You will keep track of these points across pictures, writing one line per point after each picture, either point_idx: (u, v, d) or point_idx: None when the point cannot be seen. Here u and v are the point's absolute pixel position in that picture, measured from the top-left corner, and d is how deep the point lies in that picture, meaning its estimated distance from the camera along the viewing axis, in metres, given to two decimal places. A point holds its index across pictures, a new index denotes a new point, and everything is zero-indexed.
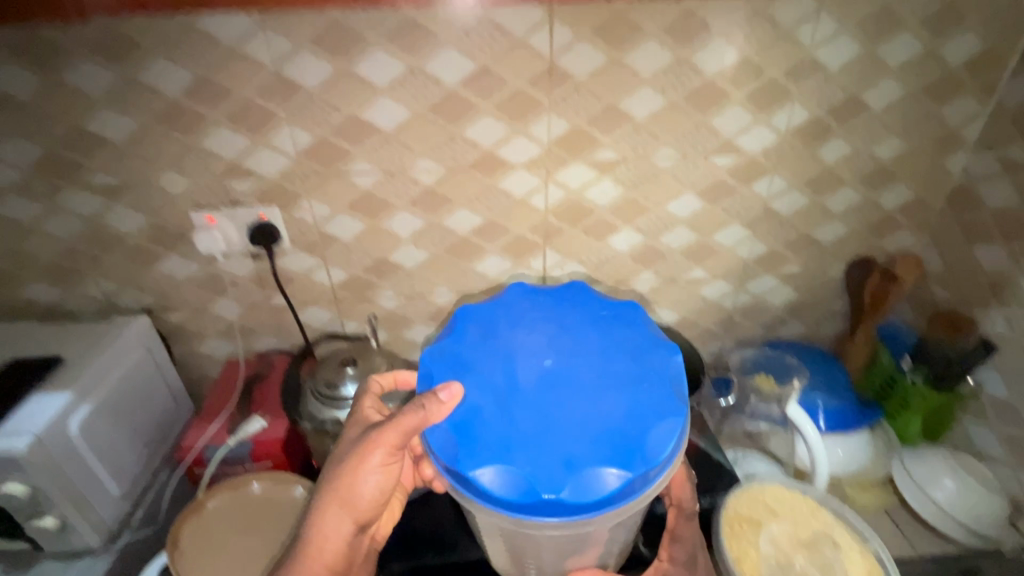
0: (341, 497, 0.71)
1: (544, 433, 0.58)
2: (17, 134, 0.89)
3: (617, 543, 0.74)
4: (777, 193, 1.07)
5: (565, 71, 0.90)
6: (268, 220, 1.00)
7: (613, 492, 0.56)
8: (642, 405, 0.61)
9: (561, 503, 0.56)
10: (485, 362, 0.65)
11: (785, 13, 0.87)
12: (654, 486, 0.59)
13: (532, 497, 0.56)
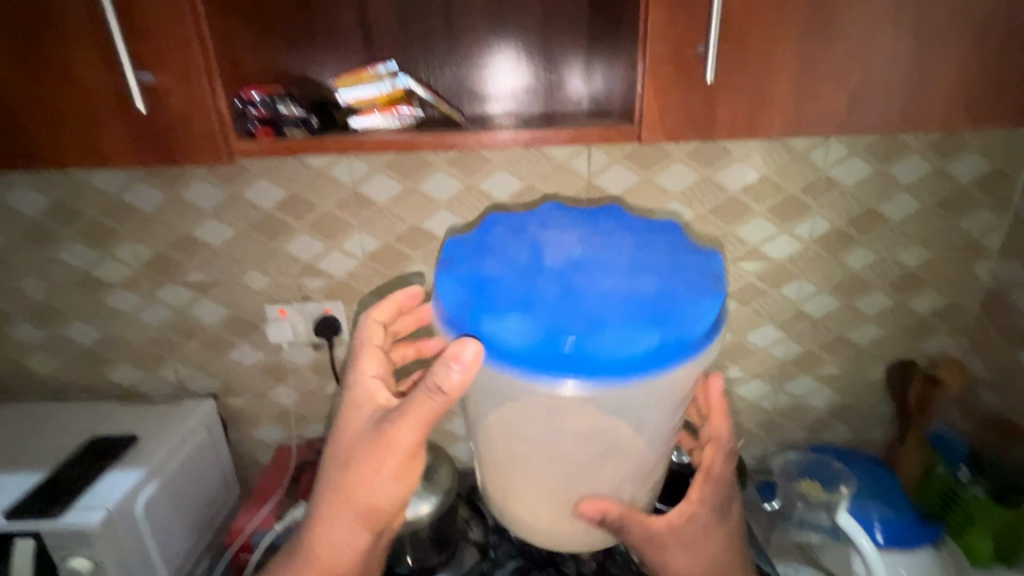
0: (349, 510, 0.66)
1: (574, 296, 0.56)
2: (135, 239, 1.06)
3: (638, 472, 0.65)
4: (807, 296, 1.12)
5: (602, 189, 1.02)
6: (332, 314, 1.11)
7: (645, 357, 0.54)
8: (676, 289, 0.58)
9: (590, 359, 0.53)
10: (513, 248, 0.63)
11: (798, 141, 0.98)
12: (683, 364, 0.56)
13: (555, 351, 0.53)
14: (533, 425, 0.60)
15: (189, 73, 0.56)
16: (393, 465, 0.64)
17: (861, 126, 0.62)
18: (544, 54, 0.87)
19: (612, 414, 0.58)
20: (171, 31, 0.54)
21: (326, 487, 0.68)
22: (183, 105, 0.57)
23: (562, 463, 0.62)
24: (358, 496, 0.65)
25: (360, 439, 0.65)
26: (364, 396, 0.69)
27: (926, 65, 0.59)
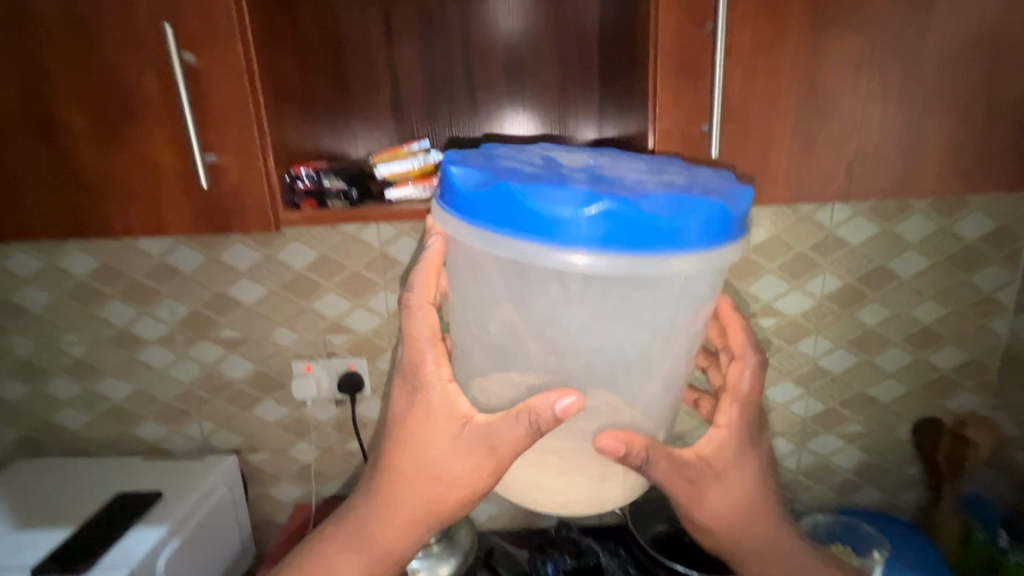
0: (406, 502, 0.63)
1: (594, 178, 0.53)
2: (173, 298, 1.12)
3: (650, 395, 0.59)
4: (823, 352, 1.13)
5: None
6: (355, 371, 1.14)
7: (674, 229, 0.48)
8: (698, 183, 0.55)
9: (615, 226, 0.47)
10: (524, 154, 0.59)
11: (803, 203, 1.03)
12: (711, 252, 0.51)
13: (580, 214, 0.47)
14: (546, 316, 0.53)
15: (247, 154, 0.62)
16: (467, 471, 0.59)
17: (862, 191, 0.66)
18: (561, 129, 0.94)
19: (636, 301, 0.52)
20: (235, 117, 0.61)
21: (387, 466, 0.63)
22: (239, 182, 0.63)
23: (578, 367, 0.55)
24: (419, 490, 0.62)
25: (432, 434, 0.60)
26: (436, 382, 0.59)
27: (919, 138, 0.64)
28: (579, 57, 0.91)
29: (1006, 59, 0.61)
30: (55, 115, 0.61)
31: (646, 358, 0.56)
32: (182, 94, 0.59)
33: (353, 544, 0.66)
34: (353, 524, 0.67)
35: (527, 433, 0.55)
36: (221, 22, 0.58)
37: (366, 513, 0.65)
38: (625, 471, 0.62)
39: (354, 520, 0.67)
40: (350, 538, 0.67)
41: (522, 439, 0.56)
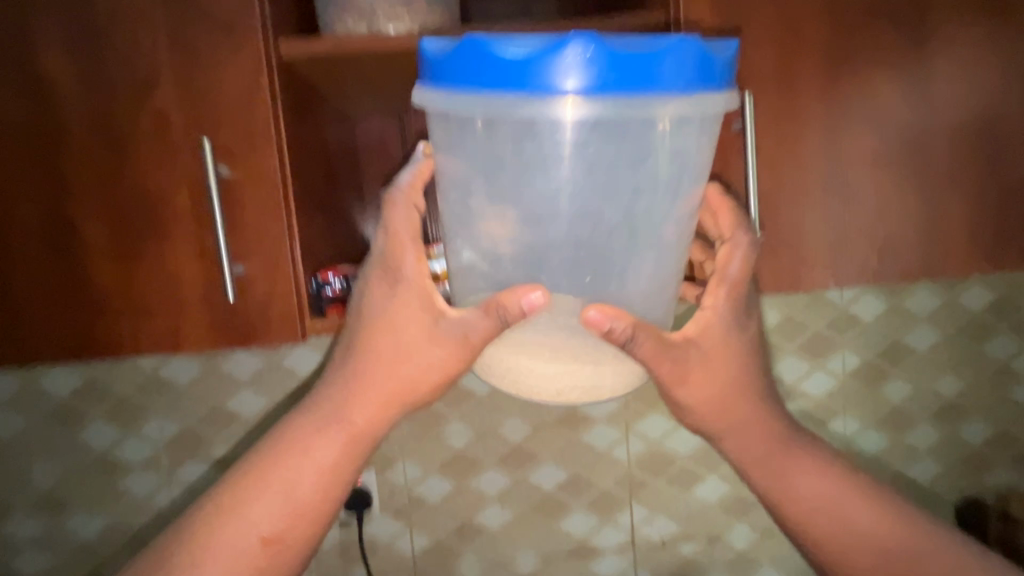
0: (374, 388, 0.54)
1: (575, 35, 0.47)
2: (163, 414, 1.02)
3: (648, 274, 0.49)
4: (854, 433, 1.09)
5: None
6: (363, 484, 1.04)
7: (665, 66, 0.42)
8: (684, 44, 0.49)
9: (600, 61, 0.41)
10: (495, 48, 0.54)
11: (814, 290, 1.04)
12: (713, 93, 0.45)
13: (554, 47, 0.41)
14: (518, 179, 0.45)
15: (276, 264, 0.59)
16: (438, 348, 0.52)
17: (896, 273, 0.66)
18: None
19: (621, 158, 0.45)
20: (267, 227, 0.59)
21: (355, 348, 0.55)
22: (266, 291, 0.60)
23: (553, 237, 0.47)
24: (392, 372, 0.54)
25: (403, 321, 0.53)
26: (413, 278, 0.52)
27: (944, 222, 0.65)
28: None
29: (1014, 148, 0.64)
30: (75, 231, 0.58)
31: (634, 233, 0.47)
32: (215, 207, 0.57)
33: (314, 446, 0.55)
34: (314, 425, 0.55)
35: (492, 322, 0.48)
36: (260, 136, 0.58)
37: (331, 406, 0.55)
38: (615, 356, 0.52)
39: (313, 419, 0.55)
40: (310, 439, 0.55)
41: (489, 323, 0.49)
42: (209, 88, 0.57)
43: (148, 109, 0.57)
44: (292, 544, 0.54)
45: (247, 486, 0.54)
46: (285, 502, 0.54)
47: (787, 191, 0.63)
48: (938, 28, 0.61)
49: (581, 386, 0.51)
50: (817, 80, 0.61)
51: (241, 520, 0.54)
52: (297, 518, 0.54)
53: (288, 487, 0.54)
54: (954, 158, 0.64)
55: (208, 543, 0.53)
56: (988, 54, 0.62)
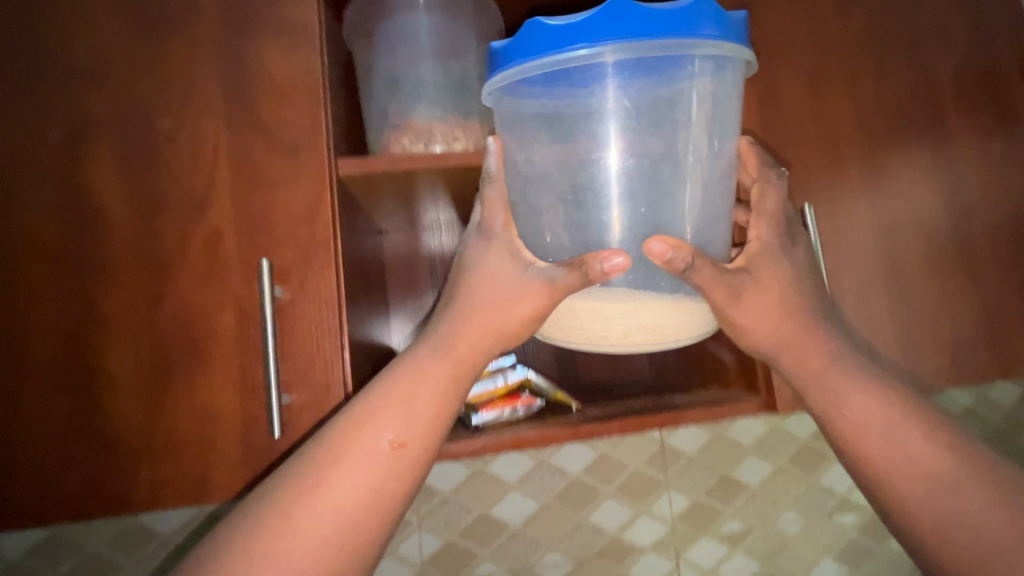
0: (474, 321, 0.52)
1: None
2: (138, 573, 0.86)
3: (697, 208, 0.50)
4: None
5: (676, 450, 0.96)
6: None
7: (694, 11, 0.45)
8: None
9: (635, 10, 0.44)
10: None
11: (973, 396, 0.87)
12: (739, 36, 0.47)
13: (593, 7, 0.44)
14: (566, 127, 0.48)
15: (328, 389, 0.53)
16: (524, 292, 0.50)
17: (968, 375, 0.64)
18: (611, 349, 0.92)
19: (659, 98, 0.48)
20: (321, 348, 0.54)
21: (458, 286, 0.54)
22: (315, 421, 0.53)
23: (604, 175, 0.48)
24: (493, 307, 0.51)
25: (493, 267, 0.52)
26: (503, 234, 0.53)
27: (1001, 320, 0.65)
28: None
29: None
30: (103, 362, 0.51)
31: (679, 169, 0.49)
32: (268, 331, 0.51)
33: (419, 374, 0.49)
34: (417, 356, 0.51)
35: (570, 271, 0.47)
36: (319, 253, 0.55)
37: (436, 337, 0.52)
38: (684, 302, 0.51)
39: (416, 353, 0.51)
40: (414, 367, 0.50)
41: (572, 280, 0.47)
42: (269, 206, 0.55)
43: (200, 229, 0.54)
44: (402, 482, 0.46)
45: (348, 419, 0.47)
46: (388, 433, 0.46)
47: (851, 294, 0.63)
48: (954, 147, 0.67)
49: (646, 323, 0.51)
50: (858, 192, 0.64)
51: (348, 452, 0.45)
52: (408, 451, 0.47)
53: (392, 417, 0.47)
54: (996, 260, 0.65)
55: (310, 487, 0.44)
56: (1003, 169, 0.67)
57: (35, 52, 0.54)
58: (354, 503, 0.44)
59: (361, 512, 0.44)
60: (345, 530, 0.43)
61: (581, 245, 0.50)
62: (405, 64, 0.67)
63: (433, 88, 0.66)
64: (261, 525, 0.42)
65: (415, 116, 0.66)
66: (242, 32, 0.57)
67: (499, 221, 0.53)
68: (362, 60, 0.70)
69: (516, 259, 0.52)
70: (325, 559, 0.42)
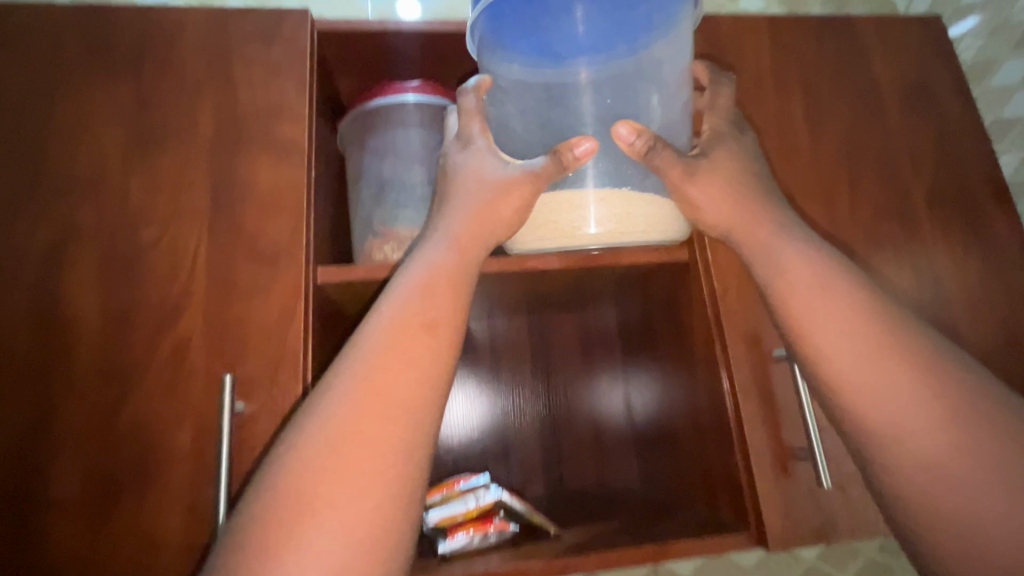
0: (475, 215, 0.52)
1: None
2: None
3: (658, 110, 0.55)
4: None
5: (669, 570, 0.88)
6: None
7: None
8: None
9: None
10: None
11: None
12: None
13: None
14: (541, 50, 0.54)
15: None
16: (514, 186, 0.52)
17: None
18: (597, 449, 0.91)
19: (625, 21, 0.52)
20: None
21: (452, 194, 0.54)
22: None
23: (575, 93, 0.55)
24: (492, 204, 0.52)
25: (480, 171, 0.53)
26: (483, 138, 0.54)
27: None
28: (602, 364, 0.95)
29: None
30: (48, 478, 0.49)
31: (640, 79, 0.55)
32: (223, 453, 0.49)
33: (432, 272, 0.48)
34: (426, 254, 0.50)
35: (547, 161, 0.50)
36: (288, 365, 0.54)
37: (439, 237, 0.51)
38: (649, 195, 0.57)
39: (421, 253, 0.50)
40: (423, 265, 0.49)
41: (549, 166, 0.50)
42: (243, 314, 0.55)
43: (168, 337, 0.53)
44: (433, 359, 0.44)
45: (356, 335, 0.45)
46: (409, 317, 0.45)
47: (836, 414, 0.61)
48: (930, 267, 0.69)
49: (615, 209, 0.56)
50: None
51: (366, 354, 0.43)
52: (436, 330, 0.45)
53: (409, 306, 0.46)
54: None
55: (340, 394, 0.41)
56: (978, 291, 0.69)
57: (34, 159, 0.57)
58: (390, 393, 0.42)
59: (401, 398, 0.42)
60: (390, 418, 0.41)
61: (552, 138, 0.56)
62: (393, 174, 0.69)
63: (418, 198, 0.69)
64: (301, 447, 0.39)
65: (399, 225, 0.68)
66: (237, 149, 0.60)
67: (476, 127, 0.55)
68: (353, 168, 0.73)
69: (500, 161, 0.53)
70: (381, 453, 0.40)
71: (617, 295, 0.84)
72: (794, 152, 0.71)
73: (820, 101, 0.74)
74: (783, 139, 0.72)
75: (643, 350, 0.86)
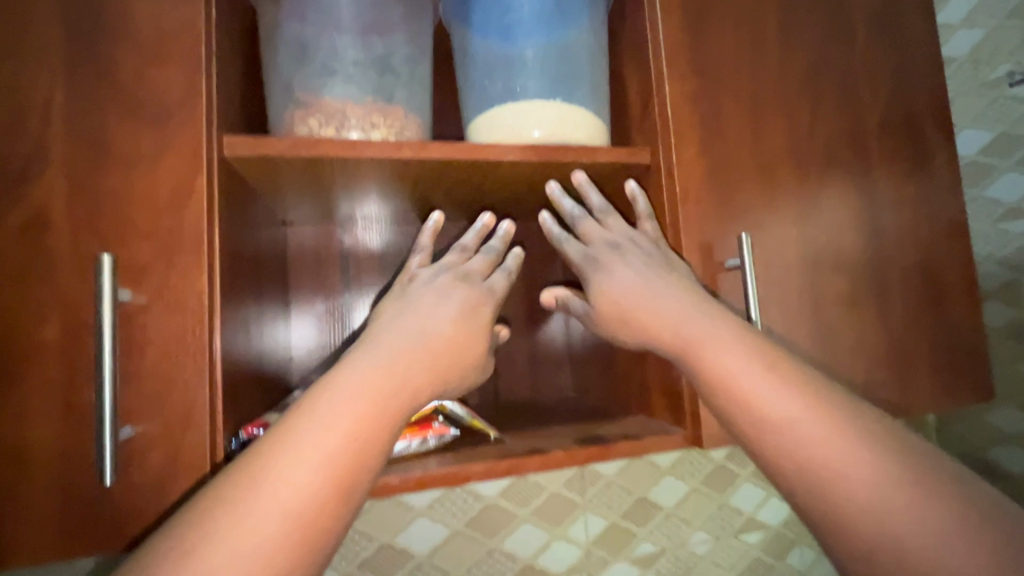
0: (443, 343, 0.51)
1: None
2: None
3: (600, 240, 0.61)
4: (810, 565, 1.00)
5: (595, 471, 0.92)
6: None
7: None
8: None
9: None
10: None
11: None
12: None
13: None
14: (498, 29, 0.63)
15: (187, 422, 0.43)
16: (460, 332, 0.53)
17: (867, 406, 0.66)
18: (533, 360, 0.90)
19: (562, 21, 0.64)
20: (182, 368, 0.43)
21: (421, 312, 0.52)
22: (167, 461, 0.43)
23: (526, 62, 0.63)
24: (456, 343, 0.52)
25: (469, 310, 0.55)
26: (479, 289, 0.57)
27: (893, 353, 0.68)
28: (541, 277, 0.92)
29: (937, 286, 0.71)
30: None
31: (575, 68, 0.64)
32: (104, 353, 0.40)
33: (379, 379, 0.45)
34: (358, 368, 0.45)
35: (477, 331, 0.55)
36: (186, 251, 0.44)
37: (377, 348, 0.47)
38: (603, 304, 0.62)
39: (367, 351, 0.47)
40: (359, 371, 0.45)
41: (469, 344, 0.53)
42: (123, 187, 0.44)
43: (19, 211, 0.41)
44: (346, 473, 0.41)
45: (297, 416, 0.41)
46: (344, 420, 0.42)
47: (777, 325, 0.63)
48: (873, 187, 0.70)
49: (554, 123, 0.62)
50: (777, 219, 0.65)
51: (277, 466, 0.39)
52: (350, 469, 0.40)
53: (354, 410, 0.42)
54: (891, 297, 0.69)
55: (204, 545, 0.35)
56: (909, 212, 0.71)
57: None
58: (286, 524, 0.37)
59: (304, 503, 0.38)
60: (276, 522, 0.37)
61: (512, 98, 0.63)
62: (319, 33, 0.57)
63: (351, 65, 0.57)
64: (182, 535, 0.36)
65: (328, 95, 0.57)
66: None
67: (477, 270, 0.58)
68: (266, 21, 0.59)
69: (460, 316, 0.53)
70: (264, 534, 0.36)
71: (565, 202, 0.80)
72: (764, 56, 0.67)
73: (794, 4, 0.69)
74: (754, 41, 0.67)
75: None
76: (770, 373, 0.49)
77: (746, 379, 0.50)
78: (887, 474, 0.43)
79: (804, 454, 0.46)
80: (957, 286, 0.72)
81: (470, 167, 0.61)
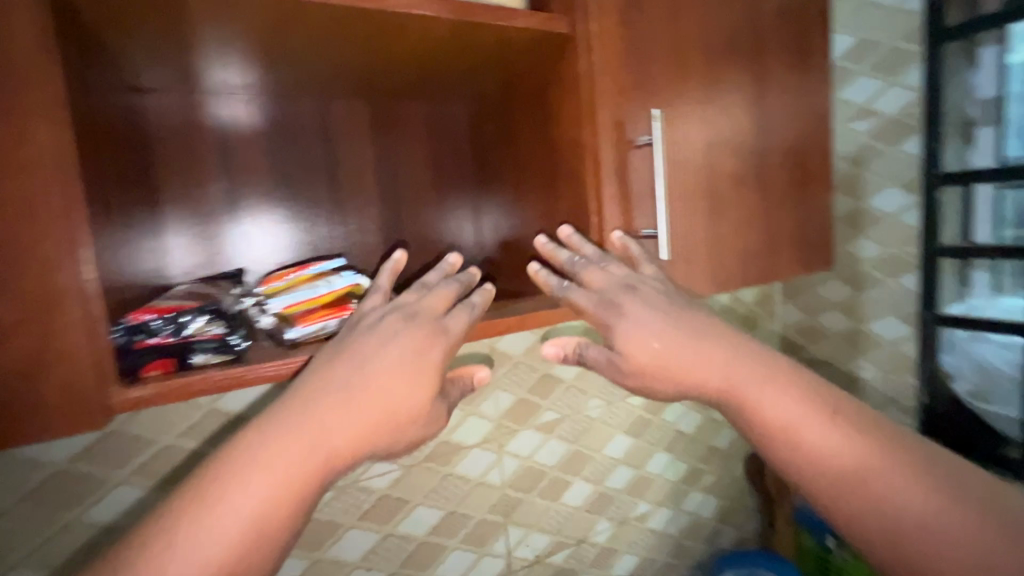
0: (376, 391, 0.48)
1: None
2: None
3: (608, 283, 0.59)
4: (680, 416, 1.20)
5: (504, 353, 0.98)
6: None
7: None
8: None
9: None
10: None
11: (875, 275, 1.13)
12: None
13: None
14: None
15: (57, 304, 0.38)
16: (398, 383, 0.49)
17: (741, 277, 0.76)
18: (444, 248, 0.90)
19: None
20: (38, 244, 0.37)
21: (360, 370, 0.48)
22: (37, 347, 0.38)
23: None
24: (394, 392, 0.49)
25: (414, 353, 0.50)
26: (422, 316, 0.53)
27: (765, 230, 0.78)
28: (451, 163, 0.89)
29: (803, 171, 0.80)
30: None
31: None
32: None
33: (295, 438, 0.44)
34: (276, 428, 0.44)
35: (416, 373, 0.50)
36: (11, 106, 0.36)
37: (296, 409, 0.45)
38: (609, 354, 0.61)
39: (292, 405, 0.45)
40: (278, 431, 0.44)
41: (407, 393, 0.49)
42: None
43: None
44: (249, 540, 0.40)
45: (217, 476, 0.41)
46: (252, 491, 0.41)
47: (676, 204, 0.68)
48: (764, 77, 0.75)
49: None
50: (681, 101, 0.68)
51: (187, 529, 0.39)
52: (235, 556, 0.40)
53: (265, 478, 0.42)
54: (769, 179, 0.77)
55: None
56: (790, 101, 0.78)
57: None
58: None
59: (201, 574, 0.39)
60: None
61: None
62: None
63: None
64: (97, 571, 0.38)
65: None
66: None
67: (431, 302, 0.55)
68: None
69: (397, 363, 0.49)
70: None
71: (472, 74, 0.75)
72: None
73: None
74: None
75: (496, 148, 0.83)
76: (835, 419, 0.53)
77: (817, 431, 0.53)
78: (961, 510, 0.48)
79: (883, 501, 0.50)
80: (819, 171, 0.82)
81: (369, 21, 0.53)
